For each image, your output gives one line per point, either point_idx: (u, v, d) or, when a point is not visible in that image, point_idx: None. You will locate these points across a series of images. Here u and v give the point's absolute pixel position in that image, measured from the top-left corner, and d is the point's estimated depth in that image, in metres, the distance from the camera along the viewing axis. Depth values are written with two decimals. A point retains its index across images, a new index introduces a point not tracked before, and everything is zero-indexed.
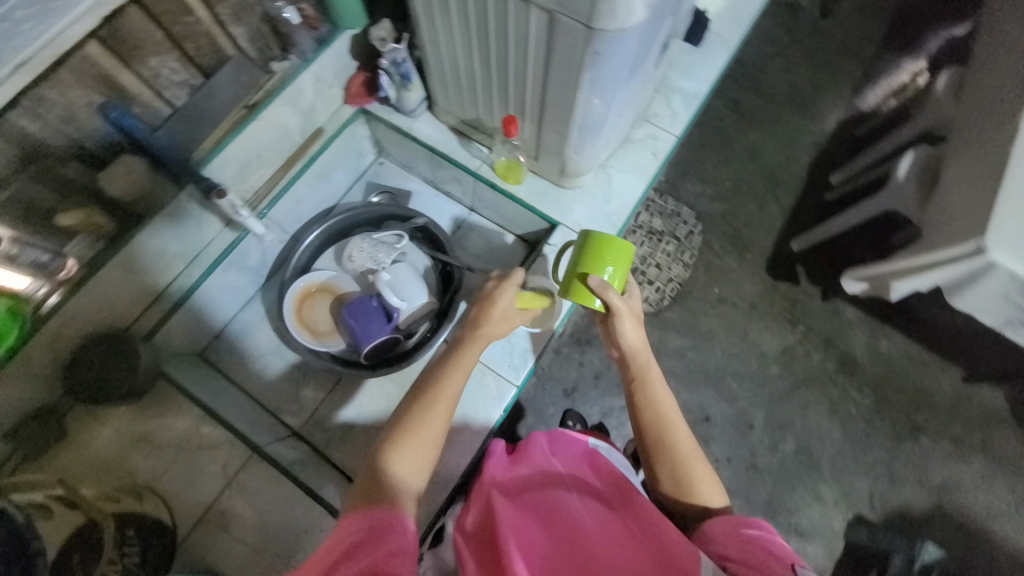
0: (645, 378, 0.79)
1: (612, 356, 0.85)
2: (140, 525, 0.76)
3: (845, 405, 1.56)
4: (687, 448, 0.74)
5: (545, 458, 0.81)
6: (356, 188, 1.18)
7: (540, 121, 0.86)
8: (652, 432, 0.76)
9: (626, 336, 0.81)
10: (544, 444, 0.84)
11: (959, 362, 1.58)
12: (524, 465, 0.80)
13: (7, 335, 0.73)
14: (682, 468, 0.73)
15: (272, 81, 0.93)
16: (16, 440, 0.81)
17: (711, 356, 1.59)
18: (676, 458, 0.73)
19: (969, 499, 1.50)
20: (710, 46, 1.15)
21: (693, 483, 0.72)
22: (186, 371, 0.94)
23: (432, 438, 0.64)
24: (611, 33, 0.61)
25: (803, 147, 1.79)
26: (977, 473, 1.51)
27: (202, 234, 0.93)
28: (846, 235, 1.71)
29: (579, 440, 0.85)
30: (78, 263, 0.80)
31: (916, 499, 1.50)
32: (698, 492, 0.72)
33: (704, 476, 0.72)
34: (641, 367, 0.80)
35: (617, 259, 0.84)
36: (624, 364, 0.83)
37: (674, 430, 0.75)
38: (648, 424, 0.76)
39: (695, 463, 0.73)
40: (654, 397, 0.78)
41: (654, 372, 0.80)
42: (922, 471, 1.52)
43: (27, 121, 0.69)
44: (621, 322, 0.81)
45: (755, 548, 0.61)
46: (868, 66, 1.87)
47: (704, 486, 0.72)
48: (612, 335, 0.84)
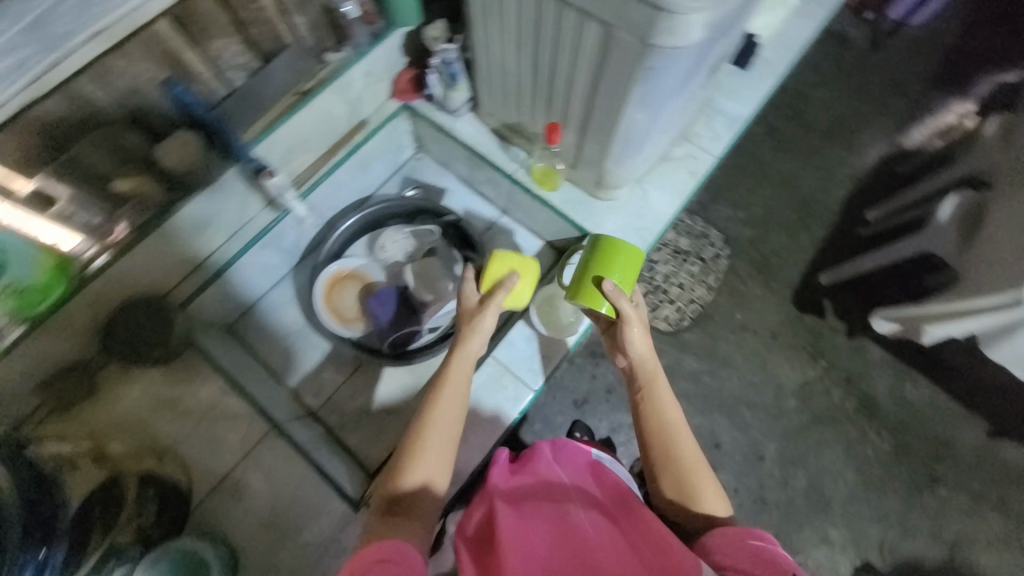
0: (650, 389, 0.81)
1: (618, 365, 0.87)
2: (160, 487, 0.81)
3: (861, 447, 1.52)
4: (692, 457, 0.76)
5: (550, 466, 0.81)
6: (393, 181, 1.20)
7: (582, 131, 0.87)
8: (657, 441, 0.77)
9: (633, 344, 0.82)
10: (548, 452, 0.84)
11: (985, 416, 1.52)
12: (528, 473, 0.80)
13: (53, 290, 0.77)
14: (687, 479, 0.74)
15: (326, 70, 0.95)
16: (52, 392, 0.86)
17: (727, 382, 1.56)
18: (682, 468, 0.74)
19: (985, 559, 1.44)
20: (757, 71, 1.14)
21: (697, 493, 0.73)
22: (215, 342, 0.97)
23: (436, 460, 0.69)
24: (666, 50, 0.62)
25: (840, 180, 1.76)
26: (996, 533, 1.45)
27: (245, 211, 0.97)
28: (877, 273, 1.67)
29: (583, 450, 0.86)
30: (127, 229, 0.82)
31: (929, 553, 1.44)
32: (701, 501, 0.73)
33: (707, 485, 0.74)
34: (648, 377, 0.82)
35: (627, 267, 0.88)
36: (629, 375, 0.85)
37: (680, 440, 0.76)
38: (654, 433, 0.77)
39: (700, 475, 0.74)
40: (660, 406, 0.79)
41: (660, 381, 0.81)
42: (938, 524, 1.46)
43: (94, 88, 0.73)
44: (629, 330, 0.82)
45: (754, 557, 0.62)
46: (914, 103, 1.83)
47: (706, 495, 0.73)
48: (620, 344, 0.86)
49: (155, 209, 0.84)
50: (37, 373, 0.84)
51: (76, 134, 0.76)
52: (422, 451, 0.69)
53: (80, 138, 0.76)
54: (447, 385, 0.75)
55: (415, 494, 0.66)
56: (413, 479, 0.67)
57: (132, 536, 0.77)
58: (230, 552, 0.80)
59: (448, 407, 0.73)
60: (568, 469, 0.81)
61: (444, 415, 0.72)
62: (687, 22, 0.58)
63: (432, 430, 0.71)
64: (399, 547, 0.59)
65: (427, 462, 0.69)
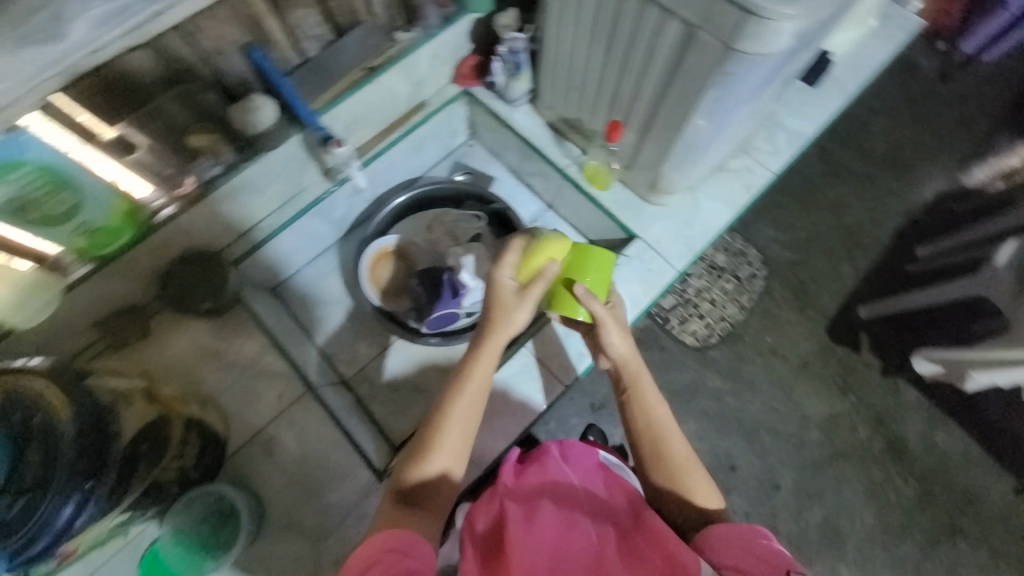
0: (636, 390, 0.80)
1: (601, 367, 0.86)
2: (199, 430, 0.79)
3: (884, 489, 1.46)
4: (681, 455, 0.77)
5: (558, 465, 0.80)
6: (443, 165, 1.22)
7: (644, 133, 0.87)
8: (647, 440, 0.78)
9: (613, 344, 0.82)
10: (557, 452, 0.84)
11: (1017, 473, 1.46)
12: (537, 470, 0.79)
13: (122, 234, 0.81)
14: (680, 476, 0.75)
15: (394, 48, 0.96)
16: (106, 329, 0.90)
17: (750, 405, 1.52)
18: (676, 465, 0.76)
19: None
20: (825, 89, 1.11)
21: (691, 490, 0.75)
22: (260, 301, 1.01)
23: (454, 451, 0.70)
24: (748, 56, 0.62)
25: (892, 212, 1.69)
26: None
27: (302, 179, 1.00)
28: (920, 313, 1.60)
29: (592, 451, 0.86)
30: (195, 183, 0.86)
31: None
32: (694, 496, 0.75)
33: (699, 480, 0.76)
34: (632, 376, 0.81)
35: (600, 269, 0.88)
36: (613, 376, 0.84)
37: (676, 442, 0.77)
38: (643, 434, 0.78)
39: (694, 472, 0.76)
40: (648, 407, 0.79)
41: (645, 380, 0.81)
42: None
43: (181, 44, 0.75)
44: (608, 331, 0.81)
45: (751, 556, 0.64)
46: (979, 142, 1.75)
47: (698, 492, 0.75)
48: (600, 344, 0.84)
49: (223, 168, 0.88)
50: (97, 310, 0.88)
51: (159, 86, 0.77)
52: (440, 442, 0.70)
53: (163, 90, 0.77)
54: (468, 380, 0.74)
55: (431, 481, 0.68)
56: (431, 468, 0.69)
57: (173, 476, 0.75)
58: (257, 503, 0.83)
59: (465, 402, 0.72)
60: (577, 471, 0.81)
61: (461, 412, 0.71)
62: (776, 29, 0.58)
63: (450, 423, 0.71)
64: (412, 539, 0.61)
65: (445, 453, 0.70)
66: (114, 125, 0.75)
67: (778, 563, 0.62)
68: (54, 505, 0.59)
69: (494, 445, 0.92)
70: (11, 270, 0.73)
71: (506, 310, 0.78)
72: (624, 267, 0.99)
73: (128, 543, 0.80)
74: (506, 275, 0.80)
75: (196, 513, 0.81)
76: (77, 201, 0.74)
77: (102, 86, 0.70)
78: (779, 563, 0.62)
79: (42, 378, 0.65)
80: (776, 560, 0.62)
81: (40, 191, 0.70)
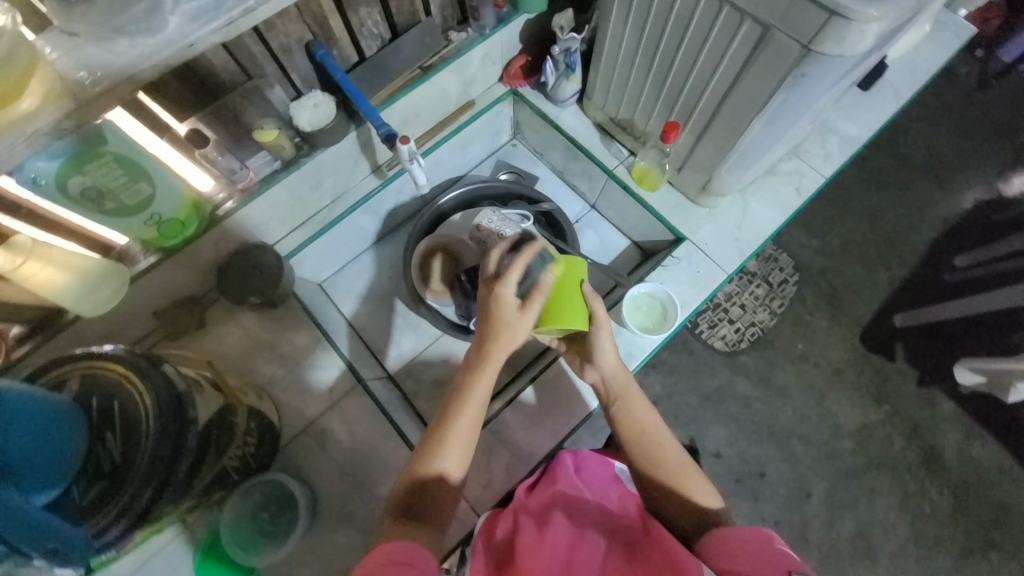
0: (625, 399, 0.78)
1: (587, 380, 0.83)
2: (258, 420, 0.80)
3: (918, 502, 1.41)
4: (678, 459, 0.74)
5: (571, 478, 0.82)
6: (486, 164, 1.24)
7: (702, 135, 0.86)
8: (640, 446, 0.75)
9: (603, 353, 0.79)
10: (571, 464, 0.85)
11: None
12: (550, 484, 0.81)
13: (188, 224, 0.82)
14: (675, 478, 0.72)
15: (449, 49, 0.97)
16: (165, 319, 0.93)
17: (780, 412, 1.49)
18: (670, 468, 0.73)
19: None
20: (878, 95, 1.10)
21: (689, 490, 0.72)
22: (307, 294, 1.03)
23: (459, 459, 0.69)
24: (826, 57, 0.62)
25: (929, 219, 1.65)
26: None
27: (354, 175, 1.03)
28: (958, 322, 1.55)
29: (607, 463, 0.86)
30: (255, 179, 0.87)
31: None
32: (691, 495, 0.72)
33: (697, 479, 0.73)
34: (623, 387, 0.79)
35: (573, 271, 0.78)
36: (601, 388, 0.81)
37: (668, 445, 0.75)
38: (632, 439, 0.75)
39: (691, 473, 0.73)
40: (637, 415, 0.77)
41: (634, 391, 0.79)
42: None
43: (253, 41, 0.76)
44: (600, 337, 0.78)
45: (751, 558, 0.59)
46: (1019, 150, 1.71)
47: (696, 490, 0.72)
48: (587, 356, 0.82)
49: (280, 164, 0.89)
50: (157, 302, 0.92)
51: (232, 83, 0.79)
52: (445, 453, 0.68)
53: (236, 87, 0.79)
54: (470, 400, 0.71)
55: (438, 491, 0.67)
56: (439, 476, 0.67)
57: (236, 464, 0.77)
58: (312, 495, 0.85)
59: (470, 418, 0.70)
60: (590, 482, 0.81)
61: (466, 426, 0.69)
62: (861, 31, 0.57)
63: (455, 435, 0.69)
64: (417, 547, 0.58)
65: (449, 462, 0.68)
66: (185, 122, 0.77)
67: (779, 563, 0.57)
68: (125, 503, 0.57)
69: (540, 445, 0.92)
70: (79, 258, 0.73)
71: (509, 330, 0.71)
72: (672, 269, 0.99)
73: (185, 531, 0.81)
74: (508, 290, 0.71)
75: (253, 502, 0.83)
76: (150, 191, 0.74)
77: (178, 81, 0.73)
78: (781, 564, 0.57)
79: (119, 367, 0.61)
80: (778, 562, 0.57)
81: (117, 179, 0.69)
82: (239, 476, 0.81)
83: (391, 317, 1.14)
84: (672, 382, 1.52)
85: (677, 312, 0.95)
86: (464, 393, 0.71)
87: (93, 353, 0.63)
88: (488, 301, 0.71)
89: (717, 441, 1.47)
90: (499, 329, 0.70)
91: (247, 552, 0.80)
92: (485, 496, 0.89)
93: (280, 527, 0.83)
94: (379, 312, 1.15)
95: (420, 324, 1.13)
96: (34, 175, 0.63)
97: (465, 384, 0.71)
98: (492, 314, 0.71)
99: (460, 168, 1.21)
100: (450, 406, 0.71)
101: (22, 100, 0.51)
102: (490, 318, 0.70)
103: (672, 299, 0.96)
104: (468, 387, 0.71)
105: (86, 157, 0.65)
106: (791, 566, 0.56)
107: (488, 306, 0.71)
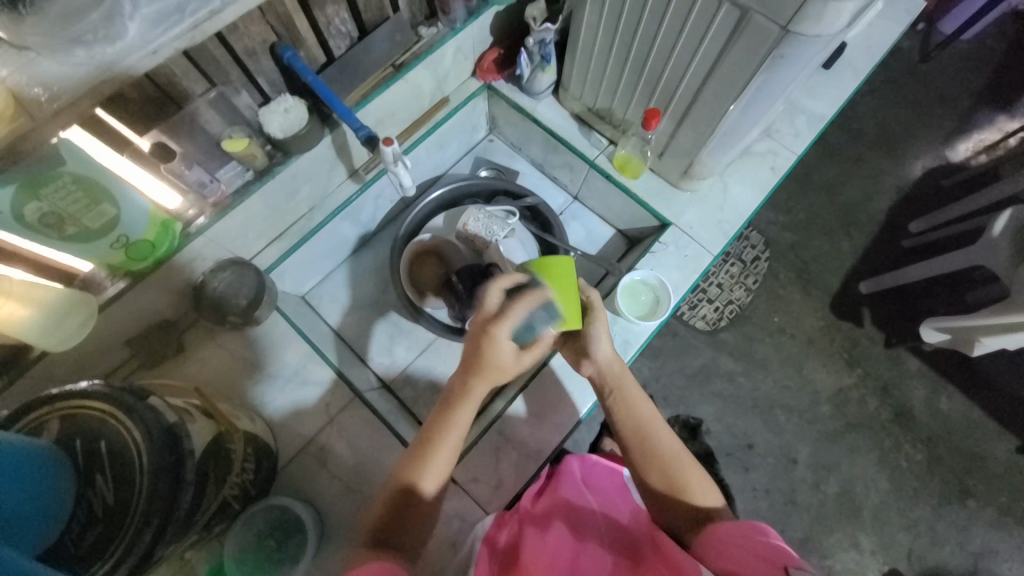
0: (621, 389, 0.77)
1: (584, 374, 0.80)
2: (254, 445, 0.78)
3: (895, 456, 1.49)
4: (671, 447, 0.72)
5: (576, 484, 0.84)
6: (465, 161, 1.22)
7: (682, 120, 0.88)
8: (636, 440, 0.73)
9: (600, 346, 0.78)
10: (578, 470, 0.87)
11: (1015, 432, 1.51)
12: (556, 489, 0.84)
13: (158, 247, 0.76)
14: (671, 470, 0.69)
15: (420, 45, 0.94)
16: (139, 347, 0.87)
17: (762, 384, 1.54)
18: (666, 460, 0.70)
19: (1004, 571, 1.42)
20: (839, 73, 1.14)
21: (687, 485, 0.69)
22: (290, 309, 0.99)
23: (441, 474, 0.68)
24: (804, 37, 0.63)
25: (885, 189, 1.73)
26: (1019, 548, 1.43)
27: (331, 181, 0.99)
28: (917, 285, 1.64)
29: (614, 470, 0.87)
30: (228, 191, 0.83)
31: (954, 561, 1.42)
32: (687, 491, 0.68)
33: (693, 473, 0.70)
34: (617, 378, 0.78)
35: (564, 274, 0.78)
36: (597, 380, 0.80)
37: (660, 434, 0.72)
38: (631, 431, 0.74)
39: (688, 466, 0.70)
40: (632, 405, 0.75)
41: (630, 382, 0.77)
42: (963, 534, 1.44)
43: (215, 45, 0.71)
44: (595, 334, 0.77)
45: (750, 557, 0.56)
46: (961, 118, 1.81)
47: (692, 484, 0.69)
48: (583, 350, 0.80)
49: (253, 174, 0.85)
50: (129, 330, 0.86)
51: (196, 91, 0.74)
52: (428, 470, 0.67)
53: (200, 95, 0.74)
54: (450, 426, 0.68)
55: (422, 506, 0.66)
56: (425, 488, 0.66)
57: (237, 492, 0.74)
58: (318, 514, 0.84)
59: (455, 438, 0.69)
60: (596, 488, 0.83)
61: (450, 445, 0.68)
62: (836, 10, 0.59)
63: (439, 452, 0.68)
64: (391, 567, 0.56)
65: (430, 475, 0.67)
66: (147, 135, 0.72)
67: (775, 558, 0.54)
68: None
69: (546, 440, 0.92)
70: (43, 290, 0.67)
71: (498, 368, 0.68)
72: (661, 255, 1.00)
73: None
74: (504, 334, 0.66)
75: (257, 531, 0.80)
76: (116, 212, 0.68)
77: (137, 93, 0.68)
78: (777, 559, 0.54)
79: (100, 404, 0.57)
80: (775, 556, 0.54)
81: (77, 202, 0.64)
82: (240, 505, 0.77)
83: (379, 323, 1.11)
84: (659, 365, 1.55)
85: (670, 297, 0.97)
86: (451, 407, 0.69)
87: (71, 391, 0.58)
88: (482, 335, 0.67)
89: (706, 418, 1.51)
90: (491, 365, 0.67)
91: None
92: (495, 496, 0.89)
93: (289, 551, 0.80)
94: (367, 320, 1.12)
95: (413, 330, 1.10)
96: None
97: (456, 399, 0.69)
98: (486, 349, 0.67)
99: (438, 167, 1.18)
100: (436, 418, 0.70)
101: None
102: (484, 354, 0.66)
103: (664, 285, 0.98)
104: (456, 403, 0.69)
105: (42, 180, 0.59)
106: (788, 561, 0.53)
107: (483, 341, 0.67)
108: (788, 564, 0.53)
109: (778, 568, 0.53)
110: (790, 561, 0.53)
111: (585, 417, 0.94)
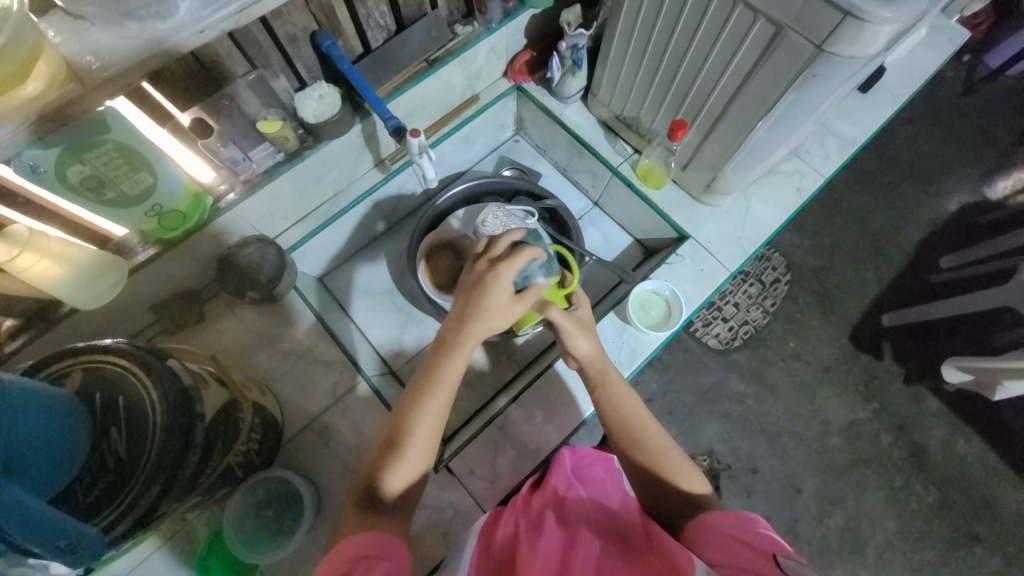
0: (603, 384, 0.76)
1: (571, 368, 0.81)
2: (263, 416, 0.81)
3: (904, 496, 1.44)
4: (657, 441, 0.72)
5: (568, 476, 0.82)
6: (490, 159, 1.24)
7: (709, 133, 0.88)
8: (623, 436, 0.73)
9: (577, 347, 0.76)
10: (568, 462, 0.85)
11: None
12: (546, 484, 0.81)
13: (189, 217, 0.79)
14: (662, 464, 0.70)
15: (456, 42, 0.95)
16: (163, 312, 0.91)
17: (772, 410, 1.51)
18: (651, 456, 0.71)
19: None
20: (877, 98, 1.12)
21: (675, 475, 0.70)
22: (308, 289, 1.03)
23: (430, 432, 0.66)
24: (839, 58, 0.63)
25: (917, 221, 1.67)
26: None
27: (357, 169, 1.02)
28: (942, 323, 1.58)
29: (605, 459, 0.87)
30: (257, 171, 0.86)
31: None
32: (678, 481, 0.70)
33: (682, 463, 0.71)
34: (598, 374, 0.76)
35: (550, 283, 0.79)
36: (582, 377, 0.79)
37: (645, 428, 0.72)
38: (614, 423, 0.74)
39: (676, 459, 0.71)
40: (618, 399, 0.75)
41: (614, 376, 0.76)
42: None
43: (259, 29, 0.74)
44: (572, 335, 0.76)
45: (736, 543, 0.59)
46: (1003, 154, 1.75)
47: (680, 475, 0.71)
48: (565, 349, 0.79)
49: (284, 156, 0.88)
50: (155, 295, 0.89)
51: (237, 72, 0.77)
52: (418, 421, 0.65)
53: (241, 76, 0.77)
54: (447, 365, 0.67)
55: (395, 492, 0.65)
56: (410, 449, 0.65)
57: (240, 460, 0.76)
58: (316, 491, 0.85)
59: (446, 387, 0.67)
60: (588, 479, 0.81)
61: (445, 388, 0.67)
62: (874, 32, 0.58)
63: (429, 402, 0.66)
64: (386, 537, 0.60)
65: (420, 427, 0.65)
66: (188, 111, 0.75)
67: (765, 547, 0.57)
68: (100, 529, 0.52)
69: (545, 441, 0.92)
70: (76, 250, 0.70)
71: (498, 310, 0.68)
72: (676, 267, 1.00)
73: (185, 528, 0.82)
74: (511, 273, 0.68)
75: (257, 499, 0.83)
76: (152, 181, 0.71)
77: (182, 69, 0.71)
78: (766, 547, 0.57)
79: (124, 360, 0.59)
80: (765, 545, 0.58)
81: (117, 168, 0.67)
82: (243, 473, 0.79)
83: (392, 311, 1.14)
84: (667, 379, 1.54)
85: (681, 309, 0.97)
86: (440, 357, 0.68)
87: (97, 346, 0.60)
88: (486, 278, 0.68)
89: (711, 438, 1.48)
90: (485, 308, 0.68)
91: (252, 550, 0.81)
92: (489, 492, 0.89)
93: (285, 524, 0.83)
94: (380, 308, 1.14)
95: (424, 320, 1.13)
96: (33, 162, 0.60)
97: (442, 353, 0.68)
98: (482, 293, 0.68)
99: (463, 163, 1.21)
100: (426, 366, 0.69)
101: (29, 83, 0.52)
102: (480, 299, 0.67)
103: (677, 297, 0.98)
104: (448, 350, 0.68)
105: (86, 145, 0.63)
106: (777, 550, 0.57)
107: (481, 283, 0.69)
108: (777, 552, 0.57)
109: (768, 556, 0.57)
110: (780, 551, 0.57)
111: (587, 420, 0.94)
